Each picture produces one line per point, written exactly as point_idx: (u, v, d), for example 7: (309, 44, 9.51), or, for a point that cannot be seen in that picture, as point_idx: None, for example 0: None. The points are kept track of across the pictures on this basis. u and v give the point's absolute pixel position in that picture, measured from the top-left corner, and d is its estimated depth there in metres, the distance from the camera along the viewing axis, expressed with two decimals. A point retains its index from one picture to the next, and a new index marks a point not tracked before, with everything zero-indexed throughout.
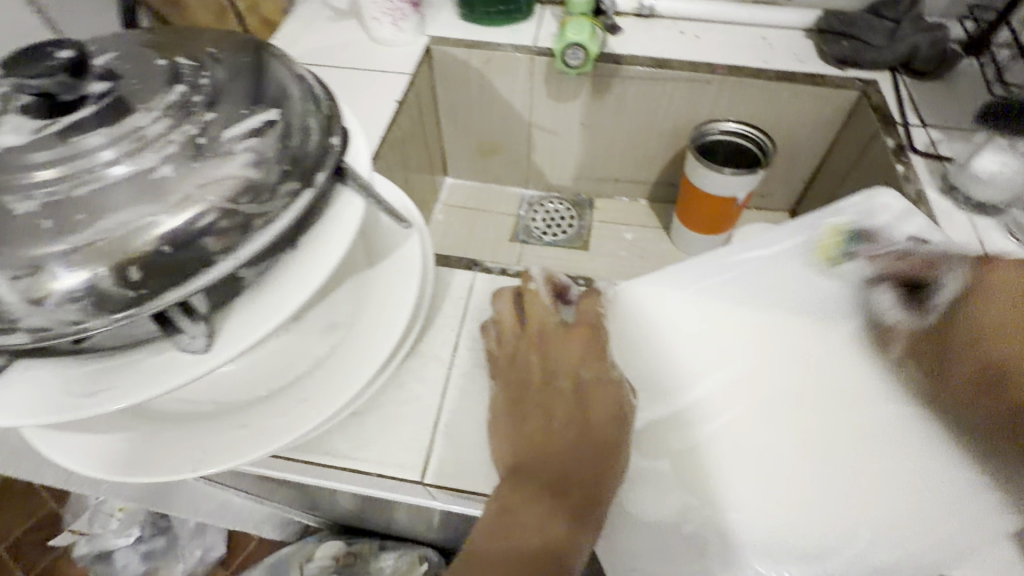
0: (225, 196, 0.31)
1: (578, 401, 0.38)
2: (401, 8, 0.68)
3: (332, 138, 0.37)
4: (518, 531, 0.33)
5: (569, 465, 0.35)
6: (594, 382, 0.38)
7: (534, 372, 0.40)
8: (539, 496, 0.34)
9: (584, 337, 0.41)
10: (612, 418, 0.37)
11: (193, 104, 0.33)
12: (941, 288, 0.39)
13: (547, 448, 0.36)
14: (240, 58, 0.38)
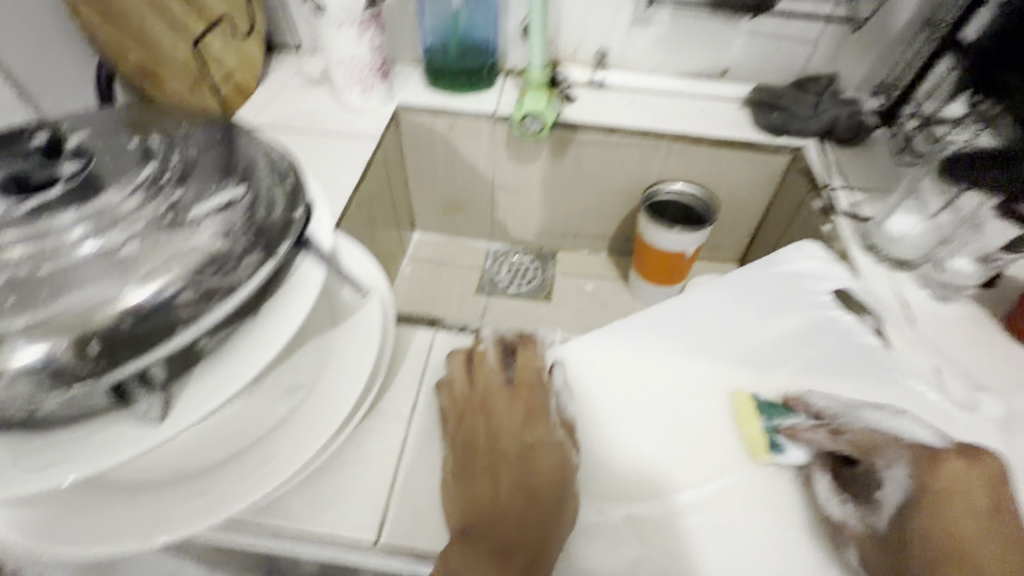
0: (189, 269, 0.32)
1: (523, 465, 0.40)
2: (370, 79, 0.73)
3: (296, 211, 0.39)
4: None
5: (518, 527, 0.37)
6: (539, 446, 0.41)
7: (479, 440, 0.42)
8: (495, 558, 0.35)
9: (526, 400, 0.44)
10: (551, 478, 0.39)
11: (163, 181, 0.35)
12: (883, 484, 0.37)
13: (498, 513, 0.38)
14: (210, 136, 0.40)
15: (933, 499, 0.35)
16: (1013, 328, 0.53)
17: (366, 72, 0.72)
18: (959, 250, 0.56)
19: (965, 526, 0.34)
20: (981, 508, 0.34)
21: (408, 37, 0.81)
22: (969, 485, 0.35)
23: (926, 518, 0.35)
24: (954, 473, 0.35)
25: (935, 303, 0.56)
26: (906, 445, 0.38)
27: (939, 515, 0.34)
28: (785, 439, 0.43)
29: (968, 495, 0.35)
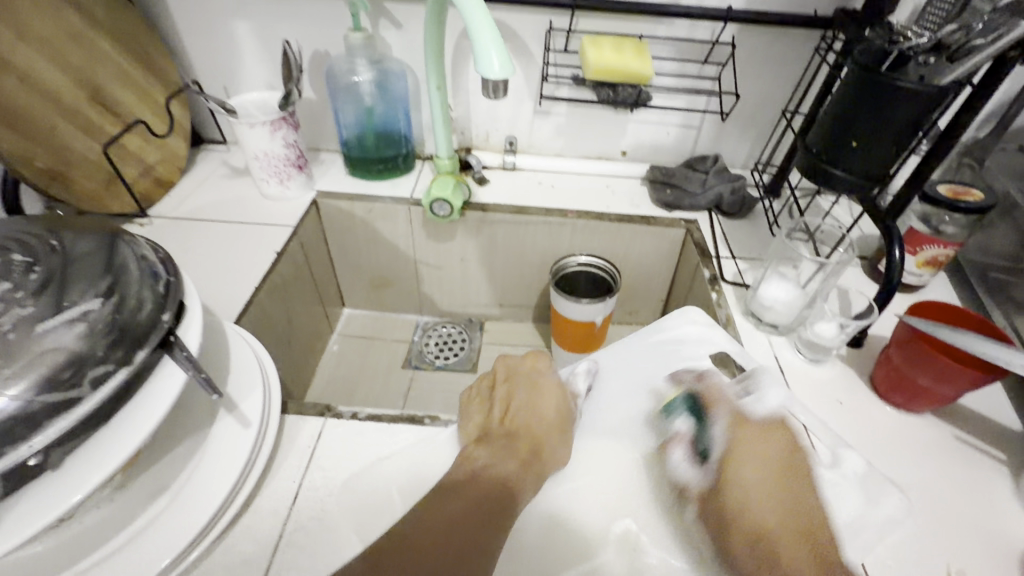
0: (31, 386, 0.33)
1: (520, 435, 0.48)
2: (286, 171, 0.77)
3: (164, 314, 0.40)
4: (502, 472, 0.44)
5: (528, 437, 0.48)
6: (541, 424, 0.49)
7: (508, 391, 0.52)
8: (513, 455, 0.45)
9: (535, 387, 0.52)
10: (560, 411, 0.50)
11: (15, 296, 0.36)
12: (709, 437, 0.45)
13: (515, 429, 0.48)
14: (82, 246, 0.42)
15: (734, 452, 0.44)
16: (875, 387, 0.57)
17: (283, 165, 0.76)
18: (823, 316, 0.60)
19: (758, 474, 0.42)
20: (776, 469, 0.43)
21: (328, 129, 0.86)
22: (766, 445, 0.44)
23: (735, 464, 0.43)
24: (752, 435, 0.44)
25: (807, 366, 0.60)
26: (734, 408, 0.46)
27: (746, 465, 0.43)
28: (671, 417, 0.48)
29: (766, 450, 0.44)
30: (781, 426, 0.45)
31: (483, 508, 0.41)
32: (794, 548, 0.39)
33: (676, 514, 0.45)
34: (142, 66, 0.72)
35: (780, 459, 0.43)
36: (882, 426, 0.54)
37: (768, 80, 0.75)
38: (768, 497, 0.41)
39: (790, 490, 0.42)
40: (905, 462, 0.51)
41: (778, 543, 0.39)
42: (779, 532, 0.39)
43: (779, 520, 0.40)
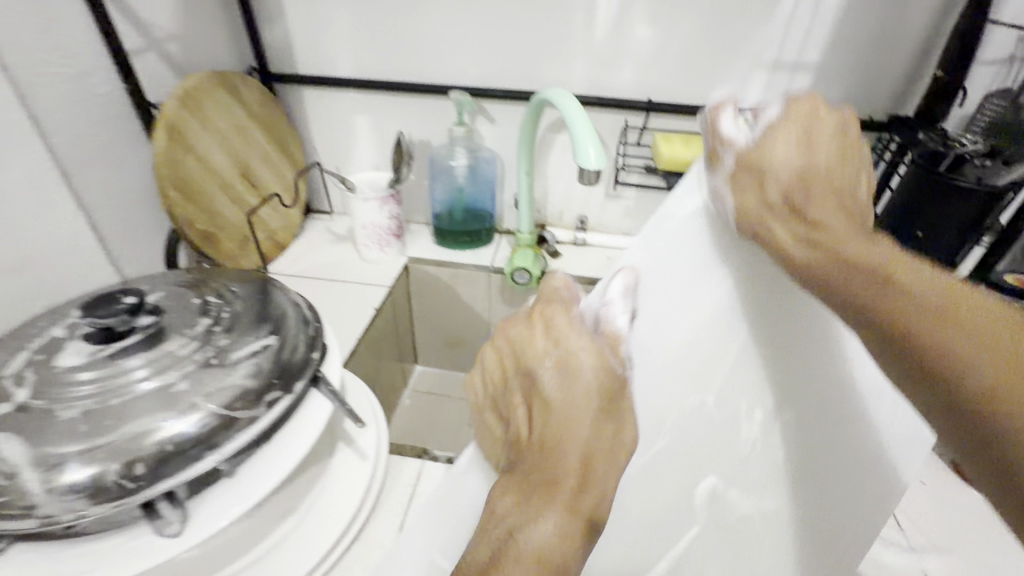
0: (225, 403, 0.40)
1: (545, 457, 0.35)
2: (386, 239, 0.88)
3: (311, 352, 0.48)
4: (536, 542, 0.32)
5: (568, 461, 0.34)
6: (569, 424, 0.35)
7: (525, 383, 0.38)
8: (539, 504, 0.33)
9: (552, 365, 0.37)
10: (603, 391, 0.36)
11: (213, 331, 0.45)
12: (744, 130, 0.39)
13: (549, 450, 0.35)
14: (252, 294, 0.52)
15: (779, 129, 0.38)
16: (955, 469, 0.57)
17: (385, 234, 0.87)
18: None
19: (795, 155, 0.37)
20: (833, 142, 0.38)
21: (421, 203, 0.97)
22: (817, 134, 0.38)
23: (770, 150, 0.38)
24: (790, 118, 0.38)
25: None
26: (796, 106, 0.39)
27: (783, 149, 0.38)
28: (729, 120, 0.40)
29: (814, 134, 0.38)
30: (839, 115, 0.39)
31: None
32: (828, 201, 0.36)
33: (715, 182, 0.40)
34: (278, 149, 0.86)
35: (825, 142, 0.38)
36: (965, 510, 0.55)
37: None
38: (819, 158, 0.37)
39: (840, 163, 0.38)
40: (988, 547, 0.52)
41: (812, 194, 0.36)
42: (821, 185, 0.37)
43: (821, 177, 0.37)
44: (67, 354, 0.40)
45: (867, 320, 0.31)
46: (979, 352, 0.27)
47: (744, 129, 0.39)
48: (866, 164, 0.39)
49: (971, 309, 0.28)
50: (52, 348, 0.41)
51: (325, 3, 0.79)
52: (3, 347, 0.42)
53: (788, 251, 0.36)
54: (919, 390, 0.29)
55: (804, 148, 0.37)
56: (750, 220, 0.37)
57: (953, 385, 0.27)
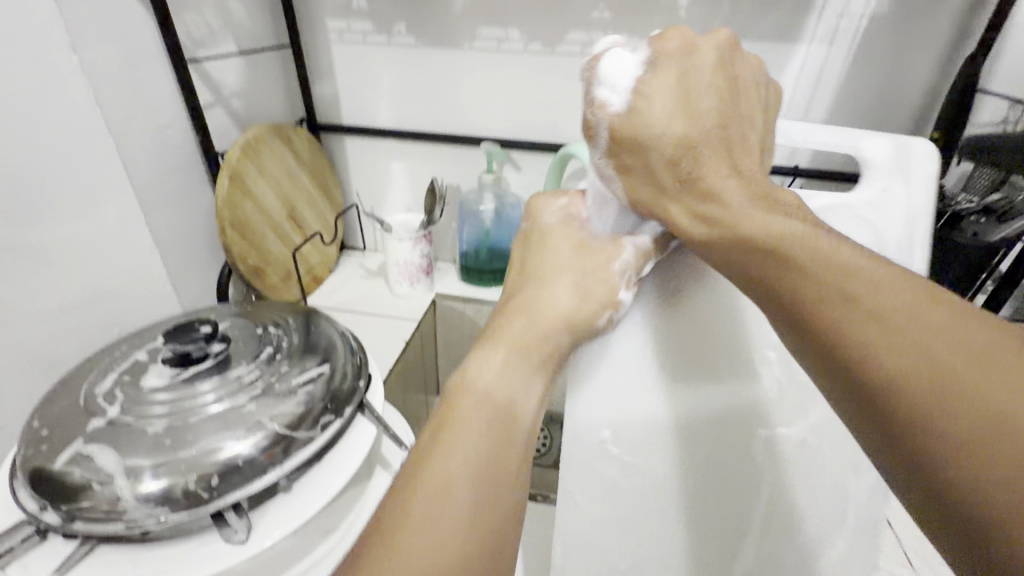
0: (286, 423, 0.45)
1: (502, 330, 0.36)
2: (416, 275, 0.93)
3: (358, 380, 0.53)
4: (488, 381, 0.33)
5: (528, 326, 0.36)
6: (530, 301, 0.37)
7: (514, 275, 0.41)
8: (501, 345, 0.35)
9: (531, 262, 0.40)
10: (574, 268, 0.39)
11: (275, 359, 0.51)
12: (616, 76, 0.35)
13: (511, 318, 0.37)
14: (305, 325, 0.57)
15: (646, 81, 0.34)
16: None
17: (416, 271, 0.93)
18: None
19: (663, 110, 0.34)
20: (711, 79, 0.34)
21: (449, 242, 1.04)
22: (682, 78, 0.34)
23: (640, 108, 0.34)
24: (664, 65, 0.34)
25: None
26: (665, 46, 0.35)
27: (654, 100, 0.34)
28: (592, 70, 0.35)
29: (685, 79, 0.34)
30: (710, 42, 0.35)
31: (496, 433, 0.32)
32: (714, 160, 0.33)
33: (597, 164, 0.38)
34: (322, 192, 0.94)
35: (692, 85, 0.34)
36: None
37: None
38: (692, 106, 0.33)
39: (722, 127, 0.34)
40: None
41: (699, 162, 0.33)
42: (695, 143, 0.33)
43: (698, 129, 0.33)
44: (152, 376, 0.46)
45: (807, 332, 0.27)
46: (902, 359, 0.24)
47: (621, 79, 0.34)
48: (747, 88, 0.36)
49: (880, 290, 0.26)
50: (137, 370, 0.47)
51: (372, 63, 0.88)
52: (94, 368, 0.48)
53: (690, 231, 0.33)
54: (838, 386, 0.27)
55: (669, 95, 0.34)
56: (648, 207, 0.36)
57: (868, 369, 0.25)
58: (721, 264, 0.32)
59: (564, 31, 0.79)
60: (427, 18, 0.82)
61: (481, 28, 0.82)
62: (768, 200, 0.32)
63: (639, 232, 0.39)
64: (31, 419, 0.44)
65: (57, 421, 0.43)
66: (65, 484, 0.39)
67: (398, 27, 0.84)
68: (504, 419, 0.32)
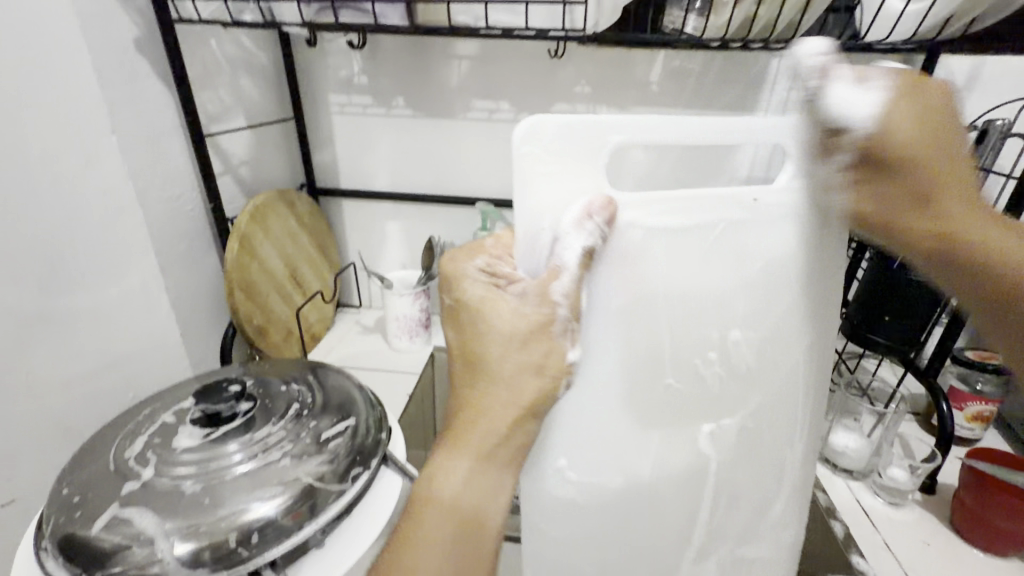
0: (319, 478, 0.46)
1: (458, 437, 0.40)
2: (415, 329, 0.96)
3: (381, 433, 0.54)
4: (454, 494, 0.38)
5: (486, 424, 0.40)
6: (480, 397, 0.40)
7: (461, 355, 0.43)
8: (462, 451, 0.39)
9: (468, 341, 0.42)
10: (515, 340, 0.41)
11: (301, 416, 0.52)
12: (858, 101, 0.34)
13: (471, 418, 0.40)
14: (325, 382, 0.59)
15: (890, 106, 0.34)
16: (958, 529, 0.63)
17: (415, 325, 0.95)
18: (892, 462, 0.69)
19: (939, 154, 0.35)
20: (942, 108, 0.35)
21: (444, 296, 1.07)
22: (925, 103, 0.35)
23: (921, 144, 0.34)
24: (901, 97, 0.35)
25: (888, 508, 0.67)
26: (890, 74, 0.35)
27: (910, 126, 0.34)
28: (819, 87, 0.36)
29: (920, 109, 0.35)
30: (938, 84, 0.36)
31: (465, 538, 0.38)
32: (956, 196, 0.35)
33: (829, 174, 0.39)
34: (321, 253, 0.97)
35: (918, 112, 0.35)
36: (976, 569, 0.60)
37: None
38: (927, 135, 0.34)
39: (967, 163, 0.36)
40: None
41: (945, 192, 0.35)
42: (945, 179, 0.35)
43: (932, 150, 0.34)
44: (183, 437, 0.47)
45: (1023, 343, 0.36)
46: None
47: (854, 101, 0.34)
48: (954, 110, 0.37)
49: None
50: (167, 432, 0.48)
51: (371, 133, 0.94)
52: (121, 432, 0.49)
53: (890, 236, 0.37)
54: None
55: (937, 132, 0.35)
56: (861, 221, 0.38)
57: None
58: (888, 245, 0.38)
59: (550, 102, 0.88)
60: (425, 94, 0.90)
61: (474, 101, 0.90)
62: (988, 216, 0.36)
63: (562, 268, 0.41)
64: (60, 487, 0.44)
65: (89, 485, 0.44)
66: (101, 549, 0.39)
67: (397, 101, 0.91)
68: (473, 527, 0.39)
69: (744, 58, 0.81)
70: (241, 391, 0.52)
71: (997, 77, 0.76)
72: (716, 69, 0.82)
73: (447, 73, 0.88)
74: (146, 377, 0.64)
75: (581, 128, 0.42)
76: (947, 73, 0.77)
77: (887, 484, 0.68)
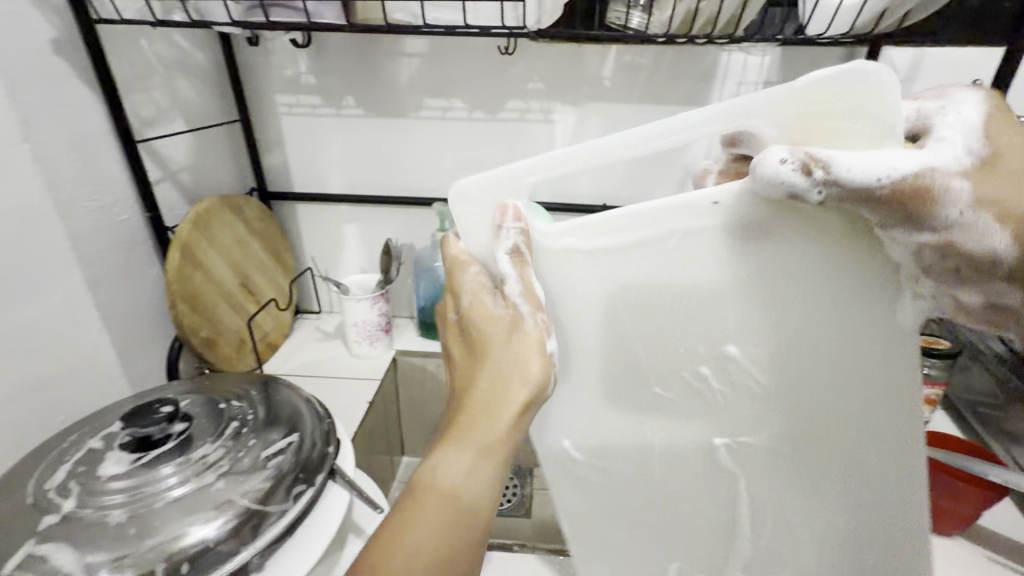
0: (259, 499, 0.44)
1: (464, 424, 0.38)
2: (376, 334, 0.94)
3: (328, 447, 0.52)
4: (453, 479, 0.36)
5: (493, 412, 0.37)
6: (483, 389, 0.38)
7: (466, 351, 0.42)
8: (466, 440, 0.37)
9: (472, 340, 0.41)
10: (514, 336, 0.40)
11: (241, 434, 0.50)
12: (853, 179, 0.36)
13: (475, 409, 0.38)
14: (270, 396, 0.57)
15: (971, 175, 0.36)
16: None
17: (374, 330, 0.93)
18: None
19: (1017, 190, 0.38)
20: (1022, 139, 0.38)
21: (405, 298, 1.05)
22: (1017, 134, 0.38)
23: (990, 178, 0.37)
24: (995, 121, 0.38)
25: None
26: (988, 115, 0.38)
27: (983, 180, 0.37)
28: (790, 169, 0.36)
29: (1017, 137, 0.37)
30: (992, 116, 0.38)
31: (456, 535, 0.35)
32: None
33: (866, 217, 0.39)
34: (274, 259, 0.93)
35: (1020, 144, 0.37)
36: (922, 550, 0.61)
37: None
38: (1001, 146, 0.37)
39: None
40: None
41: None
42: None
43: None
44: (110, 463, 0.45)
45: None
46: None
47: (962, 125, 0.37)
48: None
49: None
50: (92, 459, 0.45)
51: (321, 134, 0.92)
52: (43, 461, 0.46)
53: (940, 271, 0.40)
54: None
55: None
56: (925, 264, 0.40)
57: None
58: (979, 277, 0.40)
59: (503, 100, 0.87)
60: (374, 92, 0.88)
61: (426, 99, 0.88)
62: None
63: (506, 280, 0.41)
64: None
65: (4, 522, 0.41)
66: None
67: (346, 100, 0.89)
68: (467, 525, 0.35)
69: (694, 53, 0.81)
70: (176, 411, 0.49)
71: (937, 68, 0.78)
72: (666, 64, 0.82)
73: (396, 71, 0.86)
74: (79, 398, 0.61)
75: (507, 176, 0.43)
76: (889, 65, 0.79)
77: None
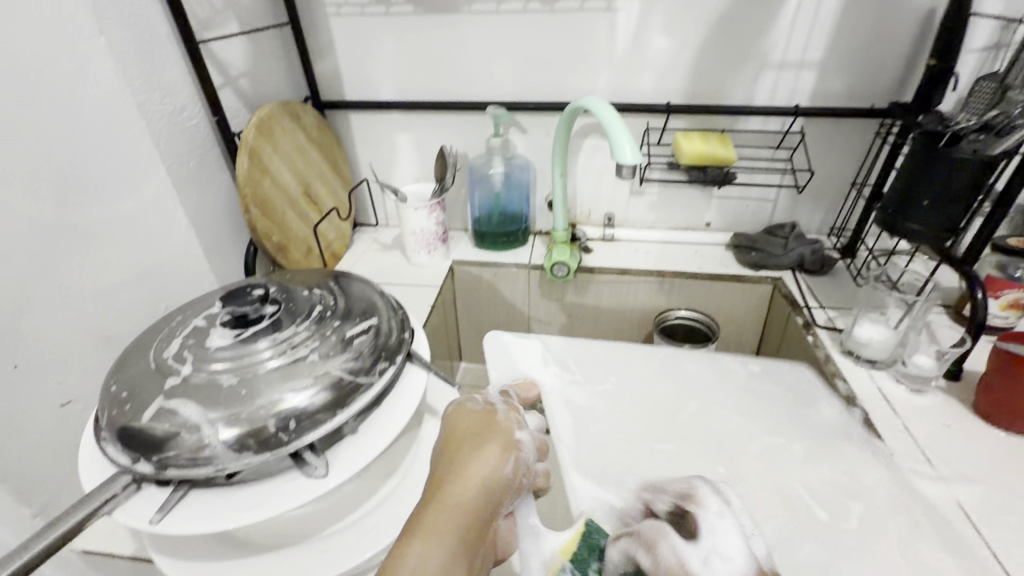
0: (348, 372, 0.48)
1: (433, 511, 0.38)
2: (433, 243, 0.96)
3: (403, 333, 0.56)
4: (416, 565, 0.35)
5: (460, 505, 0.38)
6: (455, 484, 0.40)
7: (453, 447, 0.43)
8: (426, 529, 0.37)
9: (458, 441, 0.44)
10: (491, 446, 0.42)
11: (325, 318, 0.54)
12: None
13: (443, 498, 0.39)
14: (345, 288, 0.60)
15: None
16: (980, 411, 0.63)
17: (432, 239, 0.95)
18: (919, 350, 0.69)
19: None
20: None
21: (460, 210, 1.06)
22: None
23: None
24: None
25: (910, 395, 0.67)
26: None
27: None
28: None
29: None
30: None
31: None
32: None
33: None
34: (333, 169, 0.95)
35: None
36: (996, 447, 0.60)
37: (835, 159, 0.89)
38: None
39: None
40: (1017, 478, 0.57)
41: None
42: None
43: None
44: (214, 337, 0.49)
45: None
46: None
47: None
48: None
49: None
50: (199, 334, 0.50)
51: (372, 35, 0.89)
52: (158, 336, 0.51)
53: None
54: None
55: None
56: None
57: None
58: None
59: None
60: None
61: None
62: None
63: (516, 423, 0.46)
64: (109, 384, 0.47)
65: (133, 383, 0.47)
66: (154, 437, 0.43)
67: None
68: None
69: None
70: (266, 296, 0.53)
71: None
72: None
73: None
74: (173, 293, 0.67)
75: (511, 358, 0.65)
76: None
77: (912, 370, 0.67)
